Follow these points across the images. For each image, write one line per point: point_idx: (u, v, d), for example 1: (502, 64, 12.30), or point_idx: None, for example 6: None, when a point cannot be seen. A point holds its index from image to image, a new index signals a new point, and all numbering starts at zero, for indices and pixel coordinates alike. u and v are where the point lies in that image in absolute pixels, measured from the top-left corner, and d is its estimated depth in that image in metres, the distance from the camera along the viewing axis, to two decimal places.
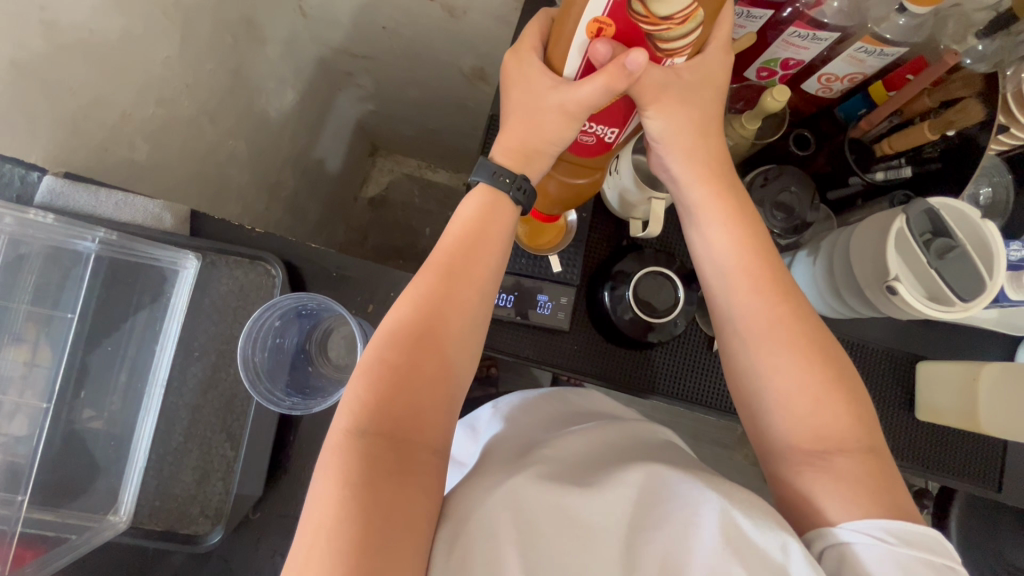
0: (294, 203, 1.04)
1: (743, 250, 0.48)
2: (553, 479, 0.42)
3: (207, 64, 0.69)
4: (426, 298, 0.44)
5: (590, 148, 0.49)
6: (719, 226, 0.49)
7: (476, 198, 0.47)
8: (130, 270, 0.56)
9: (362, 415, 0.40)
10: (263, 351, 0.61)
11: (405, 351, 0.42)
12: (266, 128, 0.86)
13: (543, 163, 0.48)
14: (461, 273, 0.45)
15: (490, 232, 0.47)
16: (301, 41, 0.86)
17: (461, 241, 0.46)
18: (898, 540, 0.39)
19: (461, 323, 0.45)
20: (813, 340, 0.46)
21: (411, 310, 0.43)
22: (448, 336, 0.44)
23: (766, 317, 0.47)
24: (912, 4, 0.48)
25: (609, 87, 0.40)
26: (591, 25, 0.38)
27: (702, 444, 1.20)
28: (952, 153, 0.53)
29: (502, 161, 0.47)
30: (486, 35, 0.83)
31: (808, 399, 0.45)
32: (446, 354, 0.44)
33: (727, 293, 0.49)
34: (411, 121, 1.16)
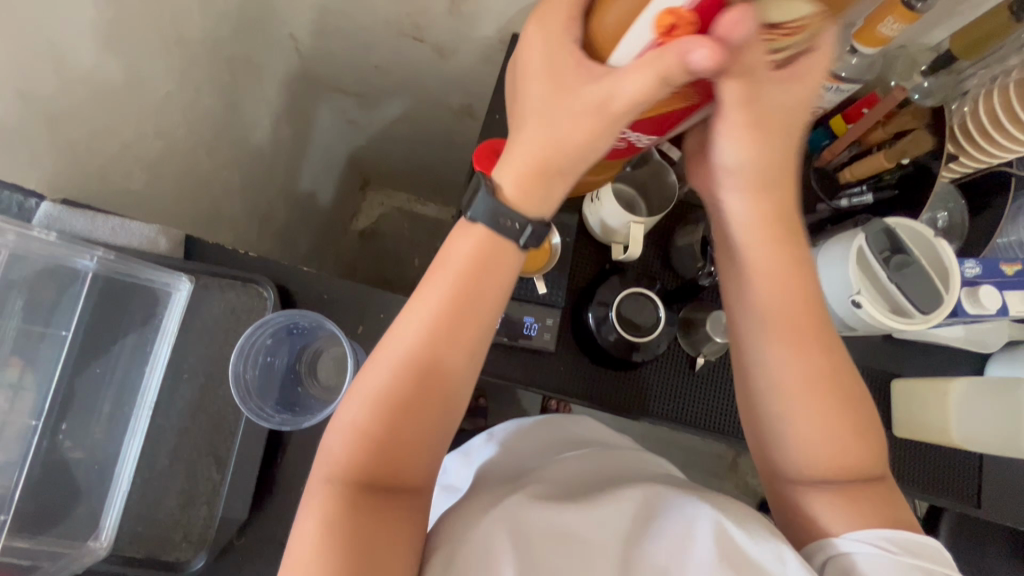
0: (284, 233, 1.06)
1: (785, 298, 0.45)
2: (545, 497, 0.43)
3: (206, 100, 0.73)
4: (418, 355, 0.41)
5: (621, 150, 0.45)
6: (758, 268, 0.46)
7: (475, 240, 0.42)
8: (123, 292, 0.56)
9: (344, 465, 0.40)
10: (254, 369, 0.61)
11: (392, 412, 0.41)
12: (260, 160, 0.89)
13: (564, 183, 0.42)
14: (462, 327, 0.42)
15: (488, 279, 0.43)
16: (296, 78, 0.90)
17: (459, 289, 0.42)
18: (892, 547, 0.41)
19: (453, 382, 0.42)
20: (826, 389, 0.45)
21: (413, 362, 0.41)
22: (440, 397, 0.42)
23: (780, 372, 0.45)
24: (858, 43, 0.53)
25: (661, 78, 0.33)
26: (663, 18, 0.32)
27: (692, 473, 1.20)
28: (908, 180, 0.57)
29: (512, 189, 0.41)
30: (473, 75, 0.88)
31: (830, 446, 0.44)
32: (436, 414, 0.42)
33: (766, 341, 0.46)
34: (402, 155, 1.20)
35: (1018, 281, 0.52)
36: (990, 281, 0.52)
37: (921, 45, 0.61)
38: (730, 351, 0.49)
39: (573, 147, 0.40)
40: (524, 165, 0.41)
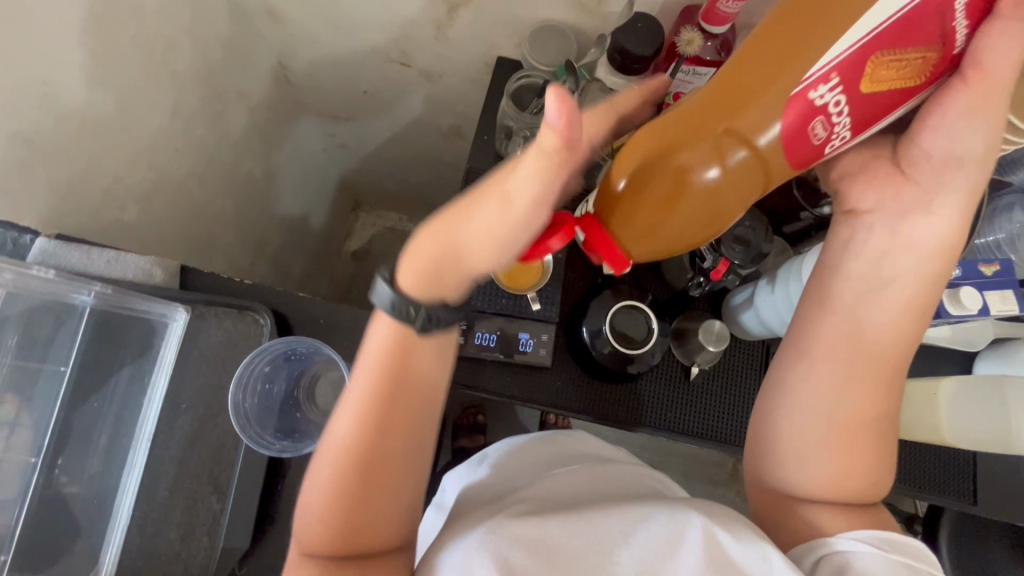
0: (276, 258, 1.07)
1: (879, 360, 0.47)
2: (528, 513, 0.43)
3: (196, 130, 0.73)
4: (361, 441, 0.41)
5: (817, 131, 0.40)
6: (857, 327, 0.47)
7: (383, 332, 0.41)
8: (119, 324, 0.56)
9: (320, 540, 0.41)
10: (253, 397, 0.61)
11: (350, 494, 0.41)
12: (251, 187, 0.90)
13: (468, 274, 0.39)
14: (397, 421, 0.41)
15: (410, 358, 0.41)
16: (284, 106, 0.91)
17: (377, 384, 0.40)
18: (883, 543, 0.43)
19: (407, 448, 0.42)
20: (872, 430, 0.47)
21: (343, 449, 0.41)
22: (397, 466, 0.42)
23: (845, 407, 0.46)
24: None
25: (543, 165, 0.32)
26: None
27: (694, 482, 1.20)
28: None
29: (422, 274, 0.39)
30: (460, 97, 0.90)
31: (853, 484, 0.46)
32: (400, 481, 0.42)
33: (836, 390, 0.47)
34: (392, 177, 1.22)
35: (997, 280, 0.54)
36: (971, 281, 0.54)
37: None
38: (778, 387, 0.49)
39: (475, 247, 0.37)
40: (428, 263, 0.39)
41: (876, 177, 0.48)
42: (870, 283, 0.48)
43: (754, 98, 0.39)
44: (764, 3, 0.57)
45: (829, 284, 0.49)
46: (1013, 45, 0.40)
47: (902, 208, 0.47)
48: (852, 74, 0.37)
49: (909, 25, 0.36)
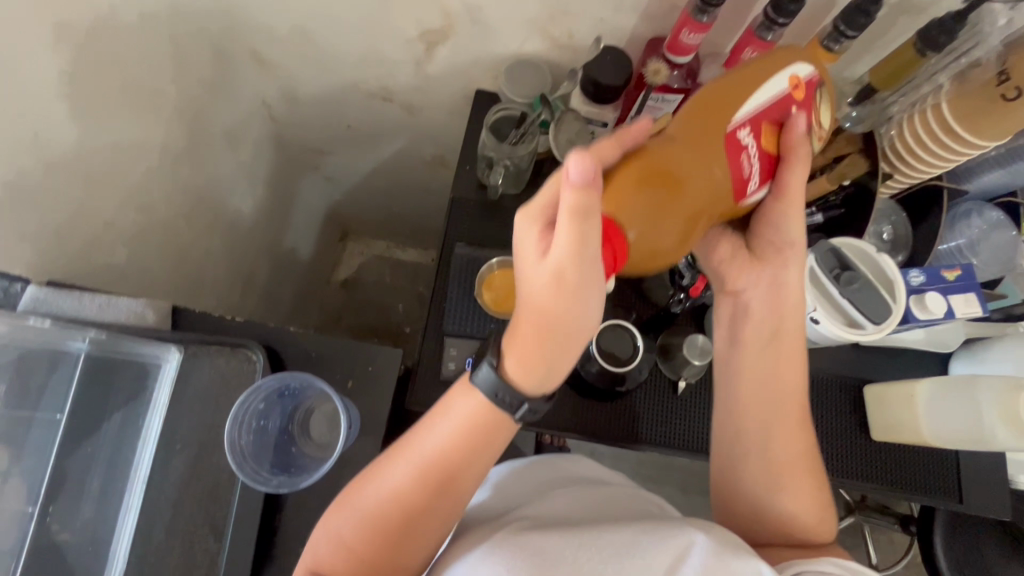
0: (265, 291, 1.08)
1: (800, 398, 0.53)
2: (529, 530, 0.44)
3: (184, 171, 0.75)
4: (414, 492, 0.44)
5: (741, 179, 0.45)
6: (782, 373, 0.53)
7: (473, 406, 0.44)
8: (110, 368, 0.56)
9: (343, 564, 0.45)
10: (248, 434, 0.61)
11: (383, 534, 0.44)
12: (238, 223, 0.91)
13: (559, 358, 0.42)
14: (453, 485, 0.45)
15: (487, 433, 0.44)
16: (269, 142, 0.93)
17: (447, 449, 0.44)
18: (849, 572, 0.43)
19: (454, 502, 0.45)
20: (808, 466, 0.51)
21: (392, 498, 0.44)
22: (436, 515, 0.45)
23: (776, 451, 0.51)
24: None
25: (585, 213, 0.36)
26: (792, 79, 0.45)
27: (692, 495, 1.22)
28: (853, 199, 0.61)
29: (519, 364, 0.43)
30: (442, 128, 0.92)
31: (809, 516, 0.50)
32: (435, 528, 0.45)
33: (779, 430, 0.52)
34: (378, 206, 1.24)
35: (960, 284, 0.56)
36: (936, 287, 0.56)
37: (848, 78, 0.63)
38: (728, 429, 0.54)
39: (557, 330, 0.41)
40: (526, 358, 0.42)
41: (744, 263, 0.54)
42: (783, 337, 0.53)
43: (693, 142, 0.43)
44: (725, 31, 0.60)
45: (735, 351, 0.55)
46: (805, 166, 0.47)
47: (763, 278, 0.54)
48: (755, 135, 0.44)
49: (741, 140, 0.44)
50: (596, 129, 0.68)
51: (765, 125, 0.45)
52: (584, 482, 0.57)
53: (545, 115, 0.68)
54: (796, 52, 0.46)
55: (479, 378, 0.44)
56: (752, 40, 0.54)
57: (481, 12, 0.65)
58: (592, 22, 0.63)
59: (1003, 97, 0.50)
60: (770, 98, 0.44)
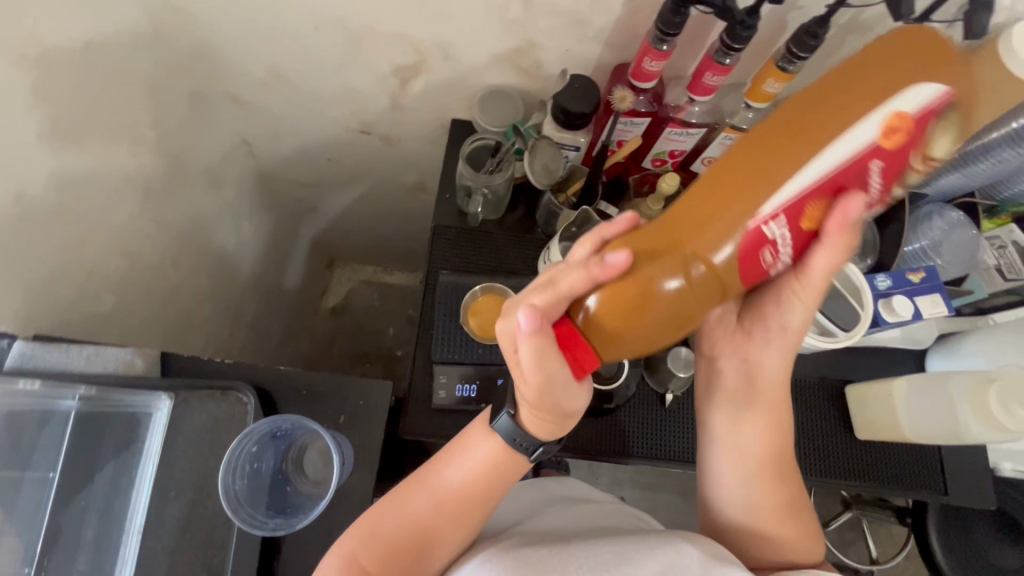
0: (255, 325, 1.08)
1: (772, 441, 0.53)
2: (520, 546, 0.45)
3: (167, 214, 0.76)
4: (432, 517, 0.47)
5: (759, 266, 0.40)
6: (751, 424, 0.54)
7: (490, 446, 0.49)
8: (100, 419, 0.56)
9: None
10: (242, 478, 0.61)
11: (387, 554, 0.46)
12: (224, 260, 0.92)
13: (561, 420, 0.47)
14: (469, 512, 0.48)
15: (503, 469, 0.49)
16: (251, 179, 0.94)
17: (469, 484, 0.48)
18: None
19: (467, 531, 0.48)
20: (789, 503, 0.53)
21: (411, 524, 0.47)
22: (446, 542, 0.47)
23: (750, 497, 0.53)
24: (752, 101, 0.60)
25: (542, 350, 0.41)
26: (891, 119, 0.36)
27: (692, 499, 1.26)
28: None
29: (528, 426, 0.47)
30: (423, 157, 0.94)
31: (794, 549, 0.52)
32: (440, 555, 0.47)
33: (753, 475, 0.53)
34: (363, 232, 1.25)
35: (925, 286, 0.58)
36: (902, 290, 0.58)
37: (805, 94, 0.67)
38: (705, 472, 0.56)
39: (551, 410, 0.45)
40: (534, 421, 0.47)
41: (731, 335, 0.55)
42: (750, 391, 0.54)
43: (716, 224, 0.38)
44: (686, 56, 0.63)
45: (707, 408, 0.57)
46: (842, 254, 0.42)
47: (734, 347, 0.55)
48: (794, 219, 0.39)
49: (798, 208, 0.38)
50: (569, 153, 0.70)
51: (830, 189, 0.38)
52: (580, 500, 0.59)
53: (520, 143, 0.72)
54: (925, 73, 0.36)
55: (497, 426, 0.48)
56: (711, 64, 0.56)
57: (452, 46, 0.67)
58: (559, 51, 0.65)
59: None
60: (837, 163, 0.37)
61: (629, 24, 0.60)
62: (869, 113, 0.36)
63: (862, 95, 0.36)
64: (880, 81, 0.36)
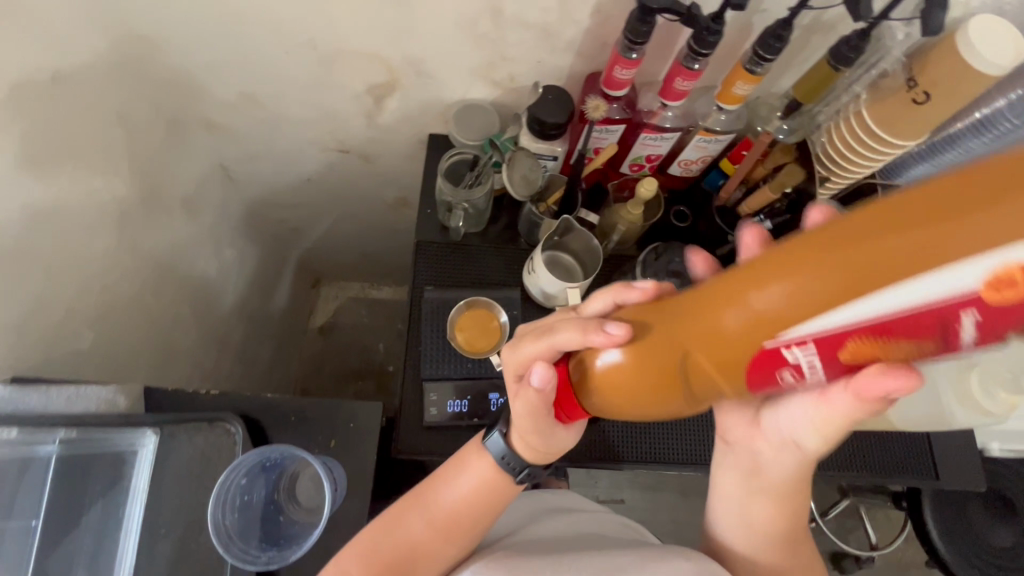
0: (242, 350, 1.07)
1: (783, 525, 0.49)
2: (514, 558, 0.45)
3: (144, 244, 0.75)
4: (422, 534, 0.47)
5: (766, 379, 0.34)
6: (761, 507, 0.49)
7: (483, 465, 0.49)
8: (85, 462, 0.55)
9: None
10: (233, 512, 0.59)
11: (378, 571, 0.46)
12: (206, 287, 0.91)
13: (553, 450, 0.49)
14: (461, 530, 0.48)
15: (496, 490, 0.49)
16: (231, 203, 0.93)
17: (464, 502, 0.48)
18: None
19: (456, 553, 0.48)
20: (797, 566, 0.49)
21: (404, 542, 0.47)
22: (435, 563, 0.47)
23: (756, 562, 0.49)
24: (722, 102, 0.61)
25: (532, 402, 0.44)
26: (1001, 274, 0.24)
27: (691, 498, 1.27)
28: (795, 204, 0.65)
29: (521, 450, 0.49)
30: (403, 173, 0.94)
31: None
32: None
33: (759, 549, 0.49)
34: (348, 250, 1.24)
35: None
36: None
37: (774, 93, 0.68)
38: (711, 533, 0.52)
39: (543, 441, 0.48)
40: (524, 450, 0.48)
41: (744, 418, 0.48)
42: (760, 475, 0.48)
43: (733, 339, 0.33)
44: (657, 63, 0.64)
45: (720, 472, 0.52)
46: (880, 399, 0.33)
47: (749, 431, 0.48)
48: (830, 348, 0.30)
49: (840, 340, 0.30)
50: (547, 163, 0.71)
51: (890, 330, 0.28)
52: (576, 510, 0.58)
53: (497, 156, 0.72)
54: None
55: (488, 441, 0.50)
56: (681, 70, 0.57)
57: (424, 63, 0.67)
58: (531, 63, 0.66)
59: (913, 101, 0.54)
60: (910, 304, 0.27)
61: (599, 33, 0.61)
62: (971, 254, 0.25)
63: (977, 229, 0.24)
64: (1013, 219, 0.24)
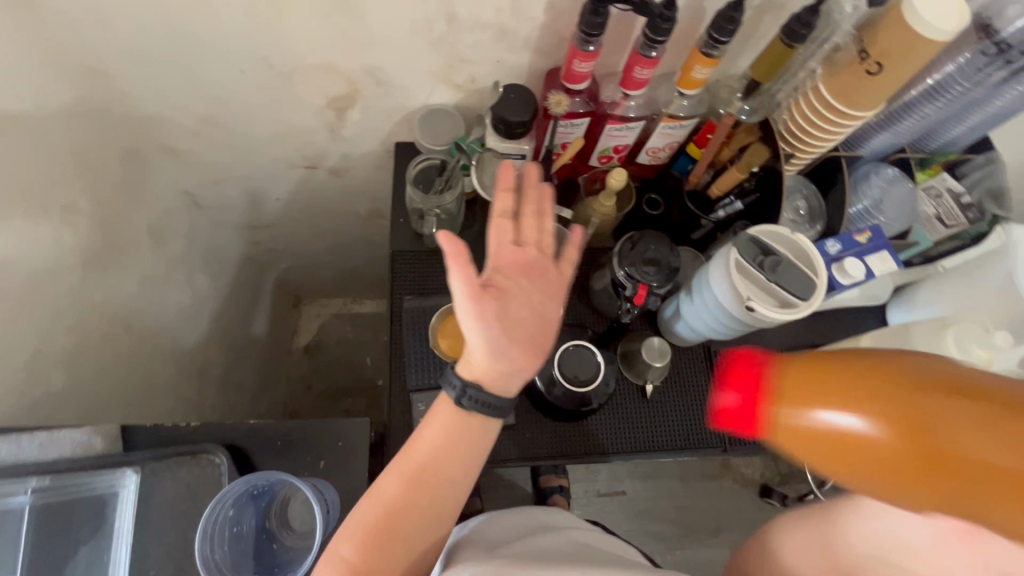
0: (226, 377, 1.05)
1: None
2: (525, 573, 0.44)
3: (111, 280, 0.72)
4: (398, 501, 0.47)
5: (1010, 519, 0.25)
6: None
7: (446, 411, 0.50)
8: (64, 509, 0.53)
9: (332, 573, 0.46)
10: (222, 546, 0.57)
11: (371, 547, 0.45)
12: (182, 317, 0.89)
13: (490, 379, 0.50)
14: (434, 489, 0.48)
15: (460, 438, 0.49)
16: (201, 230, 0.91)
17: (437, 453, 0.48)
18: None
19: (426, 515, 0.48)
20: None
21: (386, 507, 0.47)
22: (417, 529, 0.47)
23: None
24: (683, 88, 0.61)
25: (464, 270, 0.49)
26: None
27: (691, 482, 1.28)
28: (763, 182, 0.66)
29: (466, 376, 0.50)
30: (374, 184, 0.93)
31: None
32: (414, 547, 0.47)
33: None
34: (325, 266, 1.23)
35: (873, 245, 0.60)
36: (851, 252, 0.60)
37: (732, 75, 0.69)
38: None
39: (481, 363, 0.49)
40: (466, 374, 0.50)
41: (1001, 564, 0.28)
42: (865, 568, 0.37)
43: (969, 455, 0.25)
44: (614, 53, 0.64)
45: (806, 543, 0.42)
46: None
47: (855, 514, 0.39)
48: None
49: None
50: (516, 162, 0.69)
51: None
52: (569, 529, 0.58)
53: (465, 160, 0.71)
54: None
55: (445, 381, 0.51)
56: (639, 59, 0.57)
57: (383, 72, 0.67)
58: (491, 64, 0.66)
59: (868, 72, 0.55)
60: None
61: (555, 29, 0.61)
62: None
63: None
64: None
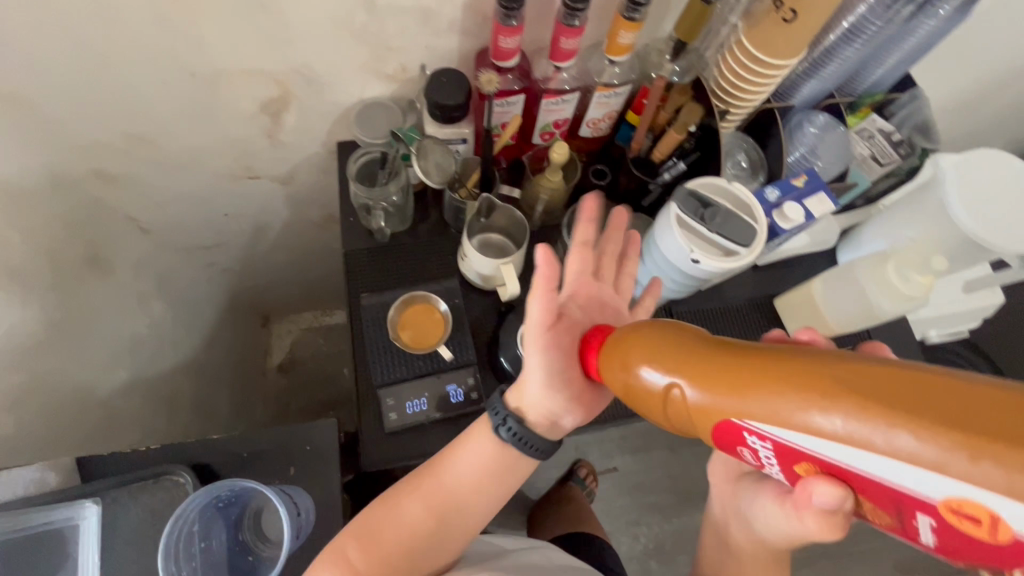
0: (197, 403, 1.02)
1: None
2: None
3: (57, 315, 0.69)
4: (431, 520, 0.49)
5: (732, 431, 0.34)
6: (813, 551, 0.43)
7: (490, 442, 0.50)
8: (22, 546, 0.52)
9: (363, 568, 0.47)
10: (191, 563, 0.56)
11: (412, 541, 0.48)
12: (142, 346, 0.86)
13: (534, 408, 0.50)
14: (467, 509, 0.50)
15: (504, 470, 0.50)
16: (151, 254, 0.88)
17: (477, 478, 0.50)
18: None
19: (464, 530, 0.50)
20: None
21: (418, 522, 0.49)
22: (457, 531, 0.50)
23: None
24: (611, 55, 0.61)
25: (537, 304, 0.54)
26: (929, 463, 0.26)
27: (680, 450, 1.29)
28: (703, 140, 0.67)
29: (512, 401, 0.51)
30: (323, 188, 0.91)
31: None
32: (450, 545, 0.49)
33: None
34: (290, 281, 1.20)
35: (809, 188, 0.62)
36: (790, 197, 0.62)
37: (659, 39, 0.70)
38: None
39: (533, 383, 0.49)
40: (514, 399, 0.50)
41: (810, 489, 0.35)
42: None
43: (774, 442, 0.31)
44: (540, 27, 0.64)
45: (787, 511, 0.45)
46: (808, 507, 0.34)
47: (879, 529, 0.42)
48: (779, 445, 0.33)
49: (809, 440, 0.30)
50: (457, 147, 0.70)
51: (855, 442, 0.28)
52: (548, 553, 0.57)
53: (404, 149, 0.69)
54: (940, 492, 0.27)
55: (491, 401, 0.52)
56: (563, 29, 0.57)
57: (312, 69, 0.65)
58: (421, 50, 0.65)
59: (783, 20, 0.56)
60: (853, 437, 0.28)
61: (478, 8, 0.61)
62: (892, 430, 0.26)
63: (918, 417, 0.26)
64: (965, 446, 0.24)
